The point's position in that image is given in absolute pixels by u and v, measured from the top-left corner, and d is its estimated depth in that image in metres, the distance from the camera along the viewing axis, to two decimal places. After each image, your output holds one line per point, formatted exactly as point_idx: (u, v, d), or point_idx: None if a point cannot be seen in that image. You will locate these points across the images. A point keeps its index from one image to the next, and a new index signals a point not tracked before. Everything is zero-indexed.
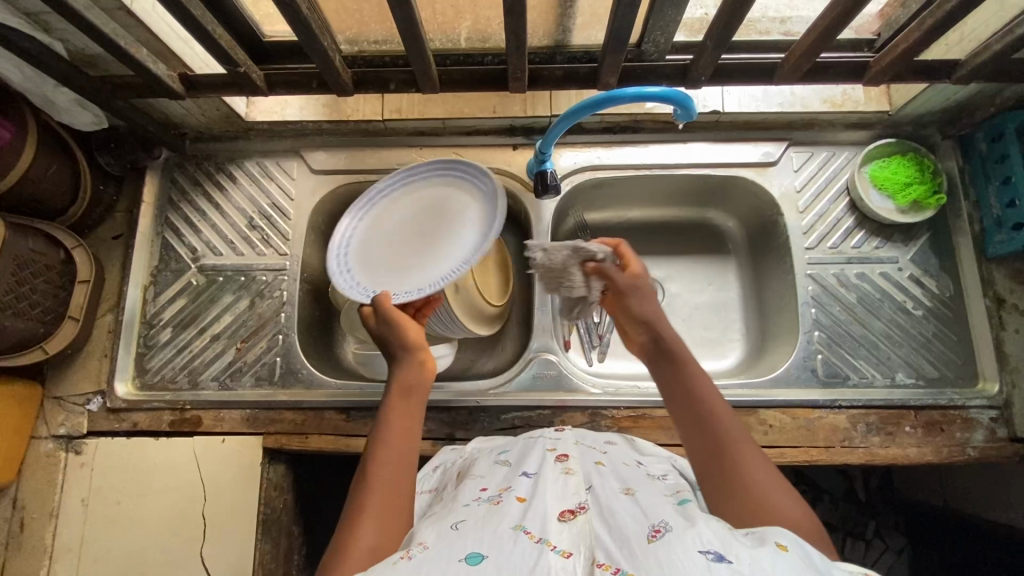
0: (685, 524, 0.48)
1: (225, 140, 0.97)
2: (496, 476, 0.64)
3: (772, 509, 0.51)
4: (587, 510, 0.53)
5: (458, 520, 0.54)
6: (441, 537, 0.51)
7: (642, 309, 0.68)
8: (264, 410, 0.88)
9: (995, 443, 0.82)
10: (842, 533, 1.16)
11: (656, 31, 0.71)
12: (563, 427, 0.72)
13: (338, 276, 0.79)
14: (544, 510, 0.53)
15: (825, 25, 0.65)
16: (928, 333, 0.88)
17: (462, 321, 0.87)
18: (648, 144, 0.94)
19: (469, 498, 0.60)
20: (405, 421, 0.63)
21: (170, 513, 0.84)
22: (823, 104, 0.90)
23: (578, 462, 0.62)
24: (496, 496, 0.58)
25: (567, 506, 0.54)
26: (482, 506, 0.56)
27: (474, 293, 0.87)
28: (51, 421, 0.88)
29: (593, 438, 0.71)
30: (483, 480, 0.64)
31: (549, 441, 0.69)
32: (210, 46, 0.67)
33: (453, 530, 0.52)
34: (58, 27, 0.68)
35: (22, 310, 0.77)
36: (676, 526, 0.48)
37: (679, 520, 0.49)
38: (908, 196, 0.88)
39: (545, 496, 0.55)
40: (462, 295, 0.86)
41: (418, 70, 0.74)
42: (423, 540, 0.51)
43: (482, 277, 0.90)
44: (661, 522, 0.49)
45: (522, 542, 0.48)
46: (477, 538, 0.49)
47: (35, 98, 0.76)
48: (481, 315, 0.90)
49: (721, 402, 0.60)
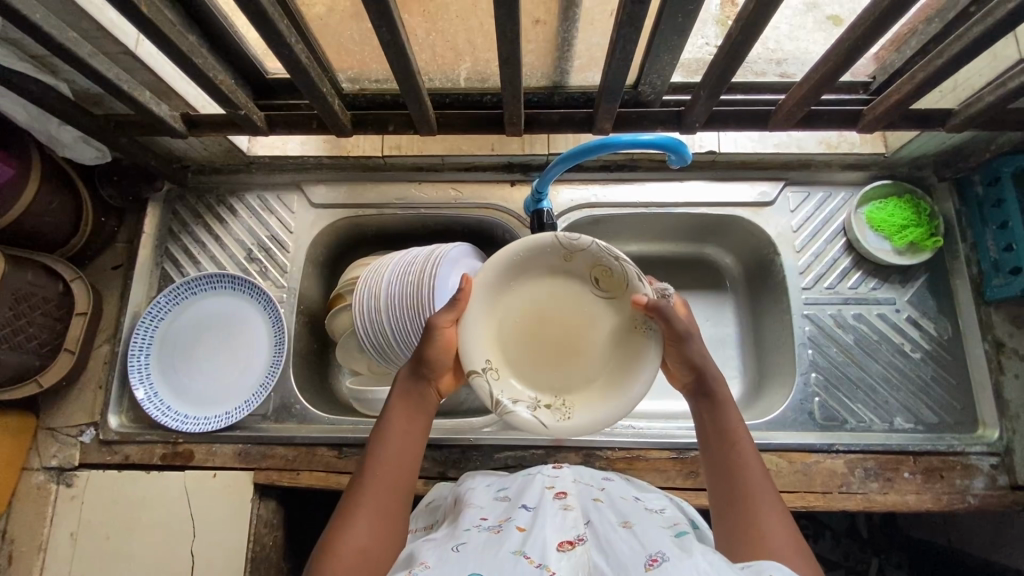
0: (681, 556, 0.48)
1: (226, 173, 0.98)
2: (496, 508, 0.63)
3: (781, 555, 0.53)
4: (586, 541, 0.53)
5: (459, 544, 0.54)
6: (444, 558, 0.51)
7: (698, 359, 0.66)
8: (256, 444, 0.87)
9: (996, 491, 0.81)
10: (842, 570, 1.15)
11: (651, 75, 0.72)
12: (562, 465, 0.72)
13: (151, 411, 0.87)
14: (544, 539, 0.52)
15: (819, 77, 0.66)
16: (927, 376, 0.87)
17: (486, 344, 0.69)
18: (645, 182, 0.95)
19: (469, 524, 0.59)
20: (405, 430, 0.66)
21: (158, 549, 0.83)
22: (819, 145, 0.91)
23: (576, 499, 0.61)
24: (496, 526, 0.58)
25: (567, 536, 0.53)
26: (483, 533, 0.56)
27: (507, 305, 0.70)
28: (43, 453, 0.88)
29: (591, 475, 0.70)
30: (483, 510, 0.63)
31: (547, 478, 0.68)
32: (211, 92, 0.68)
33: (454, 552, 0.52)
34: (64, 69, 0.70)
35: (18, 344, 0.78)
36: (673, 556, 0.48)
37: (675, 551, 0.49)
38: (905, 238, 0.89)
39: (544, 525, 0.55)
40: (497, 302, 0.70)
41: (416, 113, 0.75)
42: (425, 561, 0.51)
43: (568, 347, 0.70)
44: (658, 552, 0.49)
45: (522, 567, 0.48)
46: (478, 560, 0.50)
47: (40, 136, 0.78)
48: (517, 389, 0.70)
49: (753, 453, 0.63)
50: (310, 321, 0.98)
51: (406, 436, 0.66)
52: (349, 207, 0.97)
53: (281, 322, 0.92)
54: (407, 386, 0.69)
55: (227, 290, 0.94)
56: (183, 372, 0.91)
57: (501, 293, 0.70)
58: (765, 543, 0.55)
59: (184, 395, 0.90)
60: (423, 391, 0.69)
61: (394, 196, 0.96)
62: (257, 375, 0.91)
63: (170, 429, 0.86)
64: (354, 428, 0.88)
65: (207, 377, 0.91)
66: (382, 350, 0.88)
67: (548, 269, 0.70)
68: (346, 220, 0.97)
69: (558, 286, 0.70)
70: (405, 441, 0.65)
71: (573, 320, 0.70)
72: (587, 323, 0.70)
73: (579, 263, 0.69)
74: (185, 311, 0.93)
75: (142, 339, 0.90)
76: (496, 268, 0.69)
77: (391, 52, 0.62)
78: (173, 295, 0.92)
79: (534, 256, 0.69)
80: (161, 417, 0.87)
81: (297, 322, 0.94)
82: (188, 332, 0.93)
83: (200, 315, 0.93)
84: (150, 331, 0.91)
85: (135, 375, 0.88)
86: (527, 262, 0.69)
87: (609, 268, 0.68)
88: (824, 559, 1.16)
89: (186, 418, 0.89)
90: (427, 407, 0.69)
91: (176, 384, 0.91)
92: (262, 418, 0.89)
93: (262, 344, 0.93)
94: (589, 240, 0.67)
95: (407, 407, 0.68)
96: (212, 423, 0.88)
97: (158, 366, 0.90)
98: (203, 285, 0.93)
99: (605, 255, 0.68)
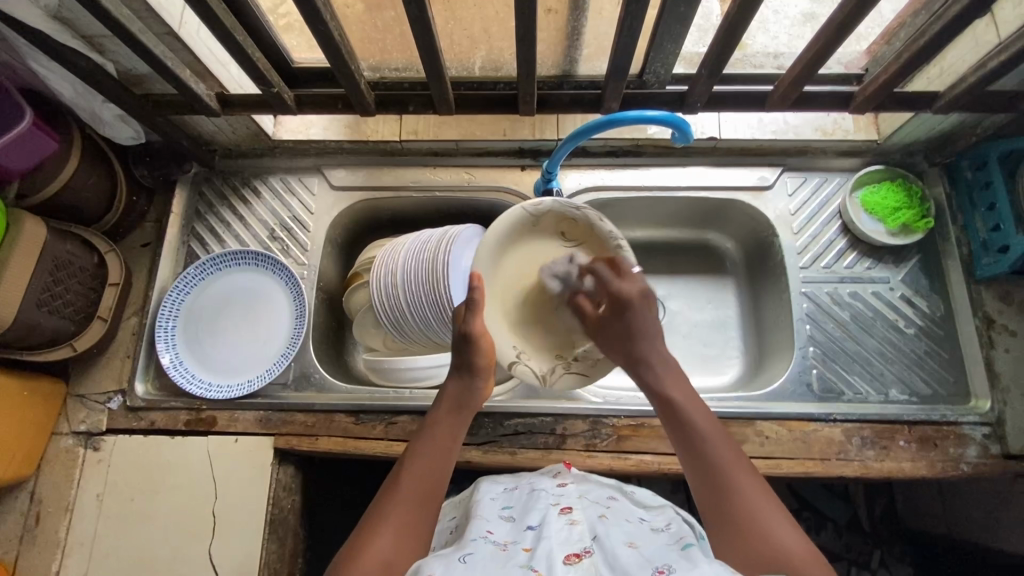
0: (687, 566, 0.52)
1: (251, 157, 1.04)
2: (503, 522, 0.65)
3: (767, 537, 0.57)
4: (592, 553, 0.55)
5: (465, 554, 0.57)
6: (451, 569, 0.53)
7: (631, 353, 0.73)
8: (277, 411, 0.91)
9: (989, 459, 0.84)
10: (846, 561, 1.17)
11: (656, 63, 0.77)
12: (566, 481, 0.72)
13: (176, 378, 0.91)
14: (551, 552, 0.55)
15: (811, 56, 0.71)
16: (920, 350, 0.91)
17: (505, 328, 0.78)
18: (650, 167, 1.00)
19: (477, 536, 0.62)
20: (446, 440, 0.70)
21: (182, 511, 0.86)
22: (815, 132, 0.96)
23: (581, 514, 0.63)
24: (503, 541, 0.60)
25: (573, 549, 0.56)
26: (489, 547, 0.58)
27: (505, 284, 0.79)
28: (72, 418, 0.92)
29: (597, 492, 0.71)
30: (489, 523, 0.65)
31: (551, 496, 0.68)
32: (248, 69, 0.74)
33: (462, 562, 0.55)
34: (111, 49, 0.76)
35: (57, 309, 0.83)
36: (680, 567, 0.52)
37: (682, 563, 0.53)
38: (898, 220, 0.93)
39: (550, 538, 0.58)
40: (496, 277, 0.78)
41: (436, 92, 0.80)
42: (432, 571, 0.53)
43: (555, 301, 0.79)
44: (665, 565, 0.53)
45: None
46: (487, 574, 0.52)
47: (83, 114, 0.83)
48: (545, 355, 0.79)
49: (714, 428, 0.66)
50: (329, 299, 1.03)
51: (442, 449, 0.69)
52: (368, 190, 1.01)
53: (302, 297, 0.96)
54: (450, 394, 0.73)
55: (251, 267, 0.98)
56: (205, 342, 0.95)
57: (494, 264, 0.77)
58: (753, 524, 0.58)
59: (208, 365, 0.94)
60: (466, 402, 0.73)
61: (411, 179, 1.01)
62: (278, 347, 0.96)
63: (195, 395, 0.90)
64: (369, 396, 0.92)
65: (231, 349, 0.96)
66: (398, 322, 0.91)
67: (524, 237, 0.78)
68: (364, 202, 1.02)
69: (540, 248, 0.79)
70: (441, 451, 0.68)
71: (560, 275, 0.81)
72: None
73: (545, 223, 0.78)
74: (210, 285, 0.98)
75: (168, 312, 0.94)
76: (486, 258, 0.76)
77: (417, 29, 0.67)
78: (200, 269, 0.96)
79: (507, 234, 0.77)
80: (186, 384, 0.91)
81: (316, 298, 0.99)
82: (210, 307, 0.97)
83: (223, 290, 0.98)
84: (177, 303, 0.95)
85: (162, 343, 0.92)
86: (506, 242, 0.77)
87: (574, 219, 0.77)
88: (827, 551, 1.18)
89: (210, 386, 0.93)
90: (464, 418, 0.73)
91: (199, 353, 0.95)
92: (282, 387, 0.93)
93: (283, 318, 0.97)
94: (549, 201, 0.76)
95: (448, 417, 0.72)
96: (234, 391, 0.92)
97: (182, 336, 0.95)
98: (227, 261, 0.98)
99: (566, 209, 0.77)
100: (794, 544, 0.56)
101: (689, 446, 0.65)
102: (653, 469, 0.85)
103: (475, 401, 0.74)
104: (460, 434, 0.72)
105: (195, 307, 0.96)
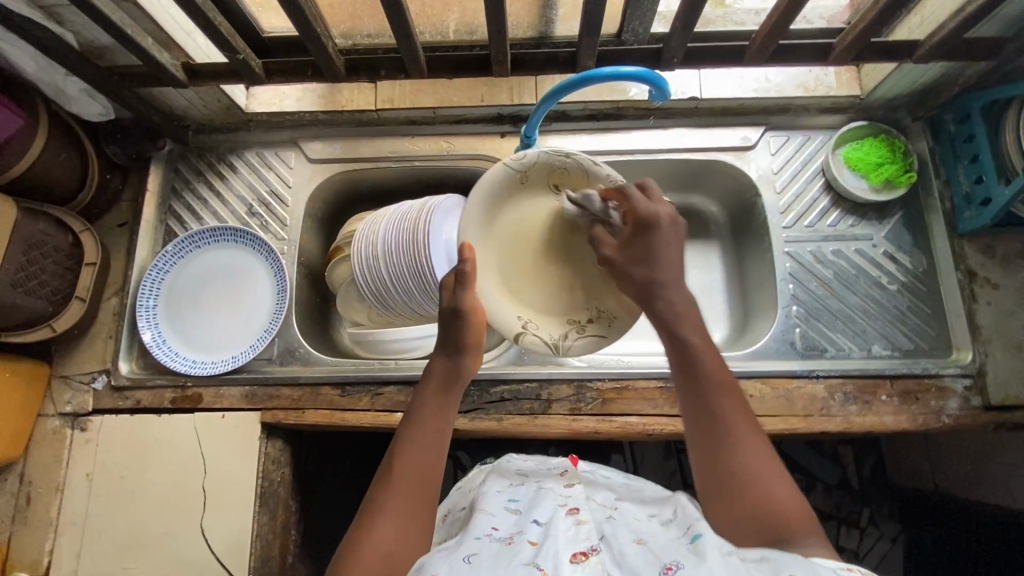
0: (696, 563, 0.49)
1: (225, 132, 1.02)
2: (508, 518, 0.63)
3: (767, 500, 0.58)
4: (599, 552, 0.53)
5: (470, 553, 0.55)
6: (456, 568, 0.52)
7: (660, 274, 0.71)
8: (263, 385, 0.91)
9: (970, 411, 0.84)
10: (836, 521, 1.20)
11: (633, 21, 0.76)
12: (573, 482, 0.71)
13: (160, 356, 0.91)
14: (556, 550, 0.53)
15: (786, 4, 0.69)
16: (903, 306, 0.91)
17: (503, 297, 0.79)
18: (631, 130, 0.98)
19: (480, 533, 0.60)
20: (437, 419, 0.69)
21: (171, 487, 0.87)
22: (797, 89, 0.95)
23: (589, 513, 0.60)
24: (507, 538, 0.58)
25: (580, 547, 0.54)
26: (494, 544, 0.57)
27: (498, 253, 0.79)
28: (58, 400, 0.91)
29: (603, 495, 0.69)
30: (494, 519, 0.64)
31: (558, 496, 0.66)
32: (211, 34, 0.72)
33: (466, 563, 0.53)
34: (69, 19, 0.73)
35: (33, 289, 0.82)
36: (688, 564, 0.49)
37: (690, 558, 0.50)
38: (881, 175, 0.92)
39: (556, 537, 0.55)
40: (489, 250, 0.79)
41: (406, 54, 0.78)
42: (434, 571, 0.52)
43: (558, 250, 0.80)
44: (673, 561, 0.50)
45: None
46: (494, 572, 0.51)
47: (46, 89, 0.81)
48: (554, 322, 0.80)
49: (723, 375, 0.66)
50: (310, 274, 1.02)
51: (437, 426, 0.69)
52: (345, 162, 1.00)
53: (282, 271, 0.95)
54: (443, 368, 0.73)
55: (227, 246, 0.97)
56: (189, 323, 0.95)
57: (483, 230, 0.78)
58: (752, 483, 0.59)
59: (192, 343, 0.94)
60: (456, 377, 0.73)
61: (389, 150, 1.00)
62: (262, 323, 0.95)
63: (179, 373, 0.90)
64: (356, 368, 0.92)
65: (216, 326, 0.95)
66: (381, 295, 0.91)
67: (513, 196, 0.78)
68: (342, 174, 1.00)
69: (532, 207, 0.79)
70: (436, 429, 0.68)
71: (561, 231, 0.80)
72: (571, 226, 0.79)
73: (536, 177, 0.78)
74: (190, 263, 0.97)
75: (149, 301, 0.93)
76: (474, 228, 0.77)
77: None
78: (178, 248, 0.95)
79: (494, 200, 0.78)
80: (169, 362, 0.91)
81: (298, 273, 0.98)
82: (190, 292, 0.96)
83: (204, 267, 0.97)
84: (157, 284, 0.94)
85: (145, 324, 0.92)
86: (496, 208, 0.78)
87: (564, 167, 0.77)
88: (816, 510, 1.19)
89: (194, 363, 0.92)
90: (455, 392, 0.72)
91: (183, 332, 0.94)
92: (267, 361, 0.93)
93: (265, 293, 0.97)
94: (535, 153, 0.76)
95: (436, 395, 0.71)
96: (218, 368, 0.91)
97: (167, 317, 0.94)
98: (206, 238, 0.97)
99: (554, 159, 0.77)
100: (793, 505, 0.58)
101: (695, 385, 0.65)
102: (638, 430, 0.85)
103: (464, 374, 0.74)
104: (453, 409, 0.72)
105: (179, 289, 0.96)
